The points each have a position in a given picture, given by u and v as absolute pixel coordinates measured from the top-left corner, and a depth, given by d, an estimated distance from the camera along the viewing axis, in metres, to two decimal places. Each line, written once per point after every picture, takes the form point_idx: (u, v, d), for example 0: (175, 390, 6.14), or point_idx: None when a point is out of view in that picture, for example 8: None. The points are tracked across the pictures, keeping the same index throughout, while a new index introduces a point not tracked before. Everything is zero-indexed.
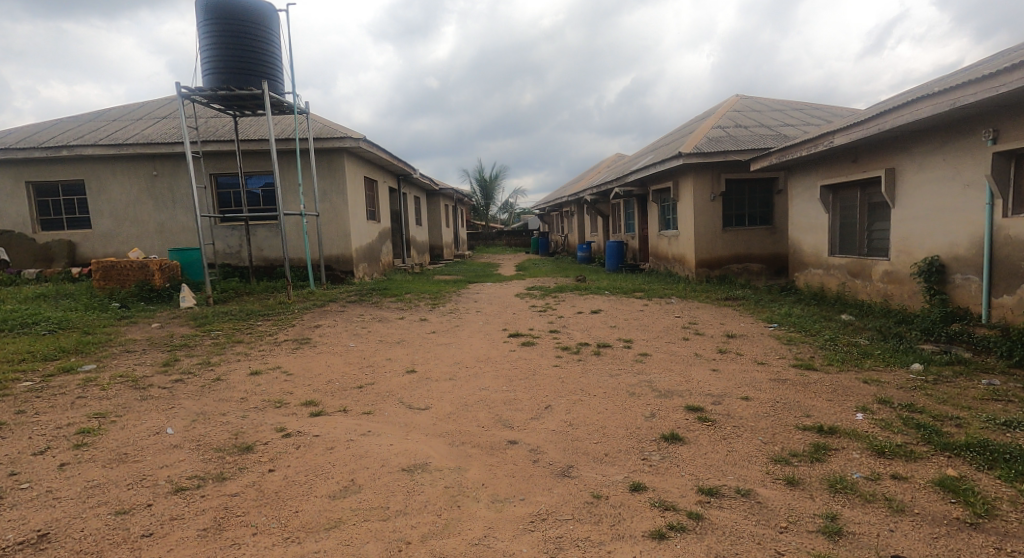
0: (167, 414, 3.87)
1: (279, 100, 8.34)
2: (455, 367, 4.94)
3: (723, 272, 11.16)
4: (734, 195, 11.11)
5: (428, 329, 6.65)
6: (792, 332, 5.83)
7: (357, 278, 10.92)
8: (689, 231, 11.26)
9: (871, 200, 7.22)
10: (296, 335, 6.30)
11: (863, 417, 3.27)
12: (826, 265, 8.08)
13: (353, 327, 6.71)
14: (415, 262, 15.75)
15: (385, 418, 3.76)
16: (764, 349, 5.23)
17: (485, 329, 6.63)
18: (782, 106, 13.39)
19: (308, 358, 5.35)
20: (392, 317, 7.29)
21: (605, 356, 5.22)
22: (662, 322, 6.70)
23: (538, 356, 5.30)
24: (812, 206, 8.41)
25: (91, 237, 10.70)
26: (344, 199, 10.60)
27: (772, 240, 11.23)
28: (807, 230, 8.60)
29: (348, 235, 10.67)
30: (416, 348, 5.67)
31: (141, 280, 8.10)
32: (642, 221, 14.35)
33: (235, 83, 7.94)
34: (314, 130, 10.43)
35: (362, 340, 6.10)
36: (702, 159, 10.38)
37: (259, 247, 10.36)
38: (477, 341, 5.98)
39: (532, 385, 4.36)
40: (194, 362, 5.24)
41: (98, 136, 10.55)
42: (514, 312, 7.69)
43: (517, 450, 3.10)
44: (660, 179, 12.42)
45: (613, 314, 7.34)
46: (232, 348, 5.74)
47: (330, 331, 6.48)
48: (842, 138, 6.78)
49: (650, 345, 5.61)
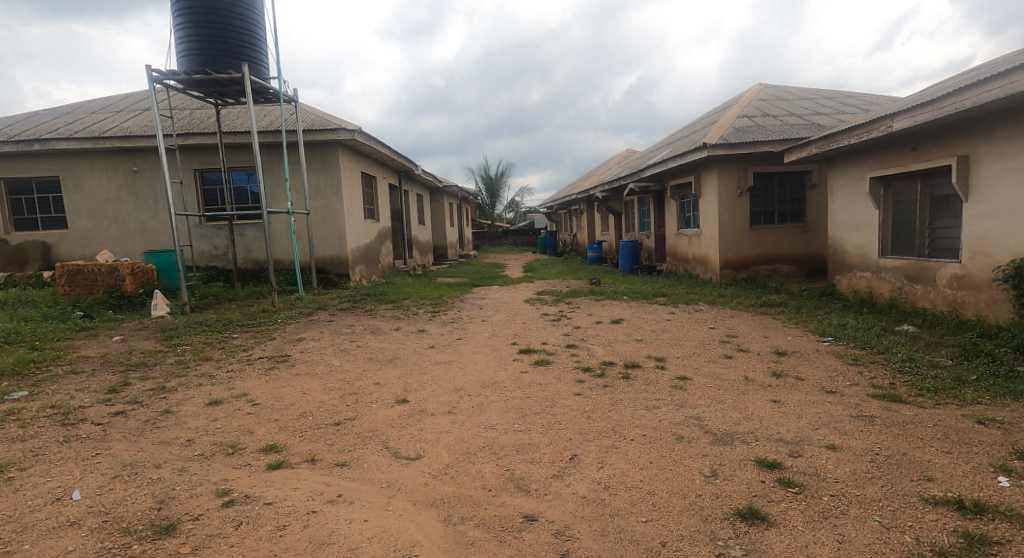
0: (87, 464, 3.01)
1: (263, 86, 7.53)
2: (455, 396, 4.08)
3: (751, 274, 10.26)
4: (763, 190, 10.23)
5: (426, 343, 5.80)
6: (854, 351, 4.94)
7: (352, 282, 10.08)
8: (712, 230, 10.37)
9: (934, 194, 6.48)
10: (275, 351, 5.45)
11: (1010, 484, 2.44)
12: (876, 267, 7.32)
13: (341, 341, 5.86)
14: (416, 263, 14.89)
15: (362, 474, 2.88)
16: (828, 373, 4.36)
17: (492, 343, 5.76)
18: (810, 95, 12.49)
19: (281, 382, 4.50)
20: (388, 329, 6.44)
21: (638, 382, 4.33)
22: (696, 335, 5.81)
23: (555, 380, 4.42)
24: (860, 202, 7.59)
25: (67, 239, 9.88)
26: (339, 196, 9.78)
27: (804, 239, 10.31)
28: (853, 229, 7.79)
29: (344, 234, 9.85)
30: (410, 371, 4.82)
31: (110, 286, 7.23)
32: (657, 219, 13.48)
33: (214, 65, 7.11)
34: (309, 119, 9.68)
35: (348, 358, 5.23)
36: (729, 150, 9.52)
37: (246, 248, 9.53)
38: (482, 360, 5.12)
39: (551, 424, 3.48)
40: (147, 387, 4.38)
41: (73, 129, 9.74)
42: (525, 322, 6.81)
43: (536, 535, 2.30)
44: (680, 173, 11.58)
45: (638, 325, 6.45)
46: (196, 369, 4.87)
47: (313, 346, 5.62)
48: (905, 122, 6.07)
49: (689, 366, 4.72)
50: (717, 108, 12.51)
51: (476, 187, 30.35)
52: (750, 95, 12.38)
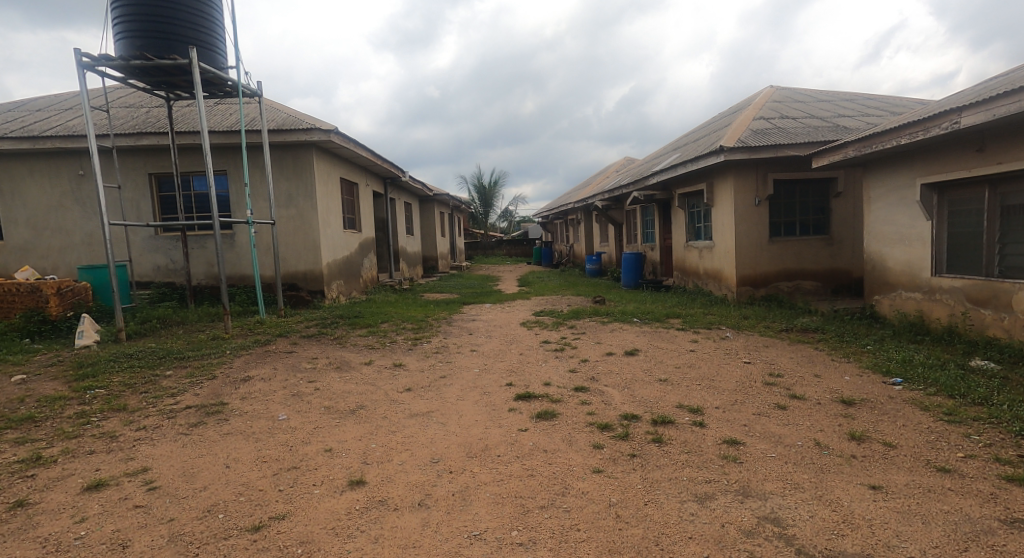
0: None
1: (221, 77, 6.50)
2: (431, 475, 3.00)
3: (771, 291, 9.25)
4: (784, 198, 9.27)
5: (401, 384, 4.71)
6: (942, 401, 3.90)
7: (327, 300, 8.97)
8: (727, 243, 9.37)
9: (1004, 202, 5.61)
10: (209, 397, 4.32)
11: None
12: (928, 288, 6.37)
13: (295, 381, 4.73)
14: (402, 276, 13.79)
15: None
16: (923, 435, 3.33)
17: (482, 385, 4.67)
18: (828, 97, 11.59)
19: (201, 448, 3.39)
20: (357, 364, 5.33)
21: (675, 450, 3.27)
22: (731, 375, 4.77)
23: (564, 446, 3.34)
24: (908, 212, 6.61)
25: (3, 251, 8.72)
26: (313, 204, 8.72)
27: (829, 252, 9.31)
28: (897, 243, 6.82)
29: (319, 246, 8.78)
30: (375, 429, 3.73)
31: (30, 309, 6.07)
32: (663, 230, 12.48)
33: (155, 50, 6.04)
34: (279, 119, 8.65)
35: (300, 408, 4.11)
36: (748, 154, 8.58)
37: (206, 263, 8.43)
38: (469, 412, 4.04)
39: (565, 535, 2.43)
40: (18, 456, 3.25)
41: (10, 128, 8.61)
42: (522, 354, 5.72)
43: None
44: (689, 180, 10.63)
45: (657, 358, 5.39)
46: (97, 426, 3.73)
47: (260, 389, 4.51)
48: (981, 116, 5.13)
49: (735, 422, 3.67)
50: (729, 111, 11.60)
51: (470, 196, 29.36)
52: (763, 97, 11.48)
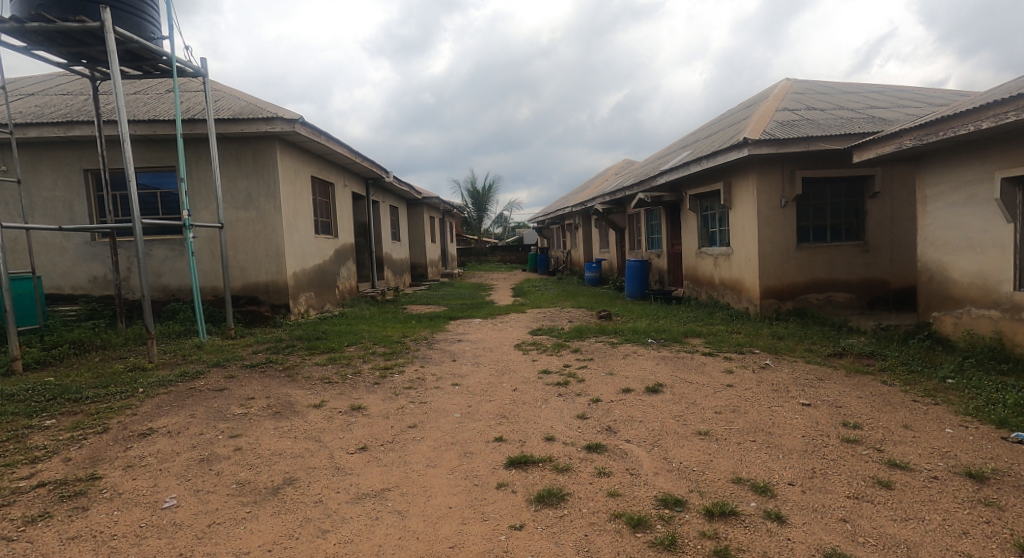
0: None
1: (148, 48, 5.31)
2: None
3: (800, 303, 8.11)
4: (815, 199, 8.14)
5: (355, 441, 3.51)
6: None
7: (293, 316, 7.77)
8: (749, 249, 8.21)
9: None
10: (81, 467, 3.08)
11: None
12: (1011, 305, 5.23)
13: (212, 437, 3.51)
14: (386, 286, 12.61)
15: None
16: None
17: (463, 442, 3.48)
18: (852, 89, 10.49)
19: None
20: (303, 407, 4.11)
21: None
22: (794, 425, 3.60)
23: None
24: (981, 213, 5.48)
25: None
26: (274, 205, 7.53)
27: (865, 260, 8.18)
28: (965, 250, 5.68)
29: (281, 253, 7.57)
30: (300, 527, 2.52)
31: None
32: (671, 235, 11.33)
33: (57, 10, 4.85)
34: (233, 107, 7.46)
35: (201, 486, 2.88)
36: (776, 148, 7.43)
37: (155, 272, 7.24)
38: (442, 492, 2.84)
39: None
40: None
41: None
42: (517, 390, 4.53)
43: None
44: (702, 179, 9.48)
45: (690, 398, 4.22)
46: None
47: (160, 451, 3.29)
48: None
49: (830, 516, 2.48)
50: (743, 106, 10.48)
51: (463, 201, 28.18)
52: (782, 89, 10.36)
